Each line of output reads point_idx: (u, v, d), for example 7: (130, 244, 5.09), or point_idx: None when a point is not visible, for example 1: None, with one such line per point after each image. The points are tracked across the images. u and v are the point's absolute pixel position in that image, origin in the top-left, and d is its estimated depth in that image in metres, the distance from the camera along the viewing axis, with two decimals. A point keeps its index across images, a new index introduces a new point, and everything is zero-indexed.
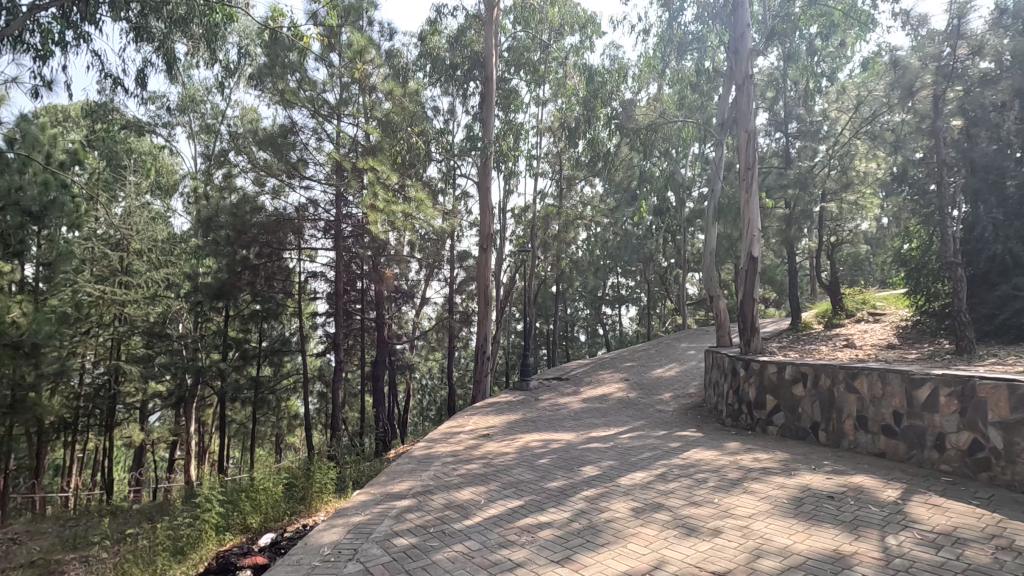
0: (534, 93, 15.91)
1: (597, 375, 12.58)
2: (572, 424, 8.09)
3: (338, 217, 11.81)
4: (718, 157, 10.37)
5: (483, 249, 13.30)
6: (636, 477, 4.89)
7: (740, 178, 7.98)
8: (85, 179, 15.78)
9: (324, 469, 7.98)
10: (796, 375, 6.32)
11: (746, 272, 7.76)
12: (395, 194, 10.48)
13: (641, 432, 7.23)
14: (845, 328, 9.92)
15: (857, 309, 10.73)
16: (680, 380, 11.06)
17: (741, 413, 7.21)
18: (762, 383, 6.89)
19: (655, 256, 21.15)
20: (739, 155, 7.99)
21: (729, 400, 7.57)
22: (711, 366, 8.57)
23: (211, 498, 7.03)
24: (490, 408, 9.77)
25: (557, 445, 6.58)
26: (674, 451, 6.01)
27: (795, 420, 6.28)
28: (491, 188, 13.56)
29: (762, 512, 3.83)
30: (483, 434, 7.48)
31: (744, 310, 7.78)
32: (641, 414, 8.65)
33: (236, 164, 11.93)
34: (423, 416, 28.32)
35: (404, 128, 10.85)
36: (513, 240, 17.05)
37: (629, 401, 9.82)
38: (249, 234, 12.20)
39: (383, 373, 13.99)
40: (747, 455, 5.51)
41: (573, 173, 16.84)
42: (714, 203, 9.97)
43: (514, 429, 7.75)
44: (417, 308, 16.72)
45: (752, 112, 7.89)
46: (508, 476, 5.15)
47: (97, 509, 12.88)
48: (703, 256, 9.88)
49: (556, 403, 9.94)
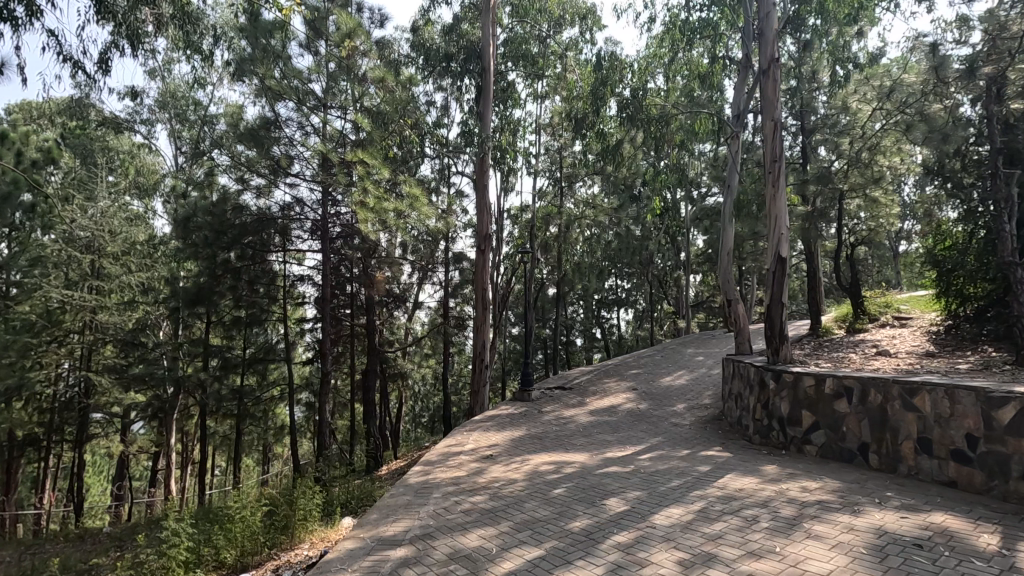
0: (531, 88, 15.21)
1: (602, 383, 11.89)
2: (582, 442, 7.36)
3: (325, 217, 11.03)
4: (734, 152, 9.42)
5: (481, 250, 12.55)
6: (673, 515, 4.16)
7: (764, 171, 7.24)
8: (59, 180, 14.97)
9: (309, 493, 7.22)
10: (838, 389, 5.64)
11: (774, 275, 7.10)
12: (386, 189, 9.76)
13: (661, 453, 6.52)
14: (870, 333, 9.29)
15: (881, 312, 10.11)
16: (692, 390, 10.37)
17: (773, 430, 6.51)
18: (795, 398, 6.22)
19: (654, 259, 20.52)
20: (764, 147, 7.22)
21: (756, 415, 6.88)
22: (733, 376, 7.88)
23: (181, 531, 6.21)
24: (491, 422, 9.01)
25: (571, 469, 5.85)
26: (705, 477, 5.28)
27: (839, 440, 5.61)
28: (489, 186, 12.84)
29: (845, 570, 3.11)
30: (486, 455, 6.72)
31: (771, 316, 7.11)
32: (657, 429, 7.95)
33: (217, 162, 11.12)
34: (416, 423, 27.45)
35: (397, 120, 9.98)
36: (510, 241, 16.34)
37: (640, 413, 9.12)
38: (228, 235, 11.36)
39: (375, 382, 13.18)
40: (794, 484, 4.79)
41: (574, 171, 16.17)
42: (731, 199, 9.27)
43: (520, 449, 7.00)
44: (410, 312, 15.91)
45: (779, 101, 7.18)
46: (522, 514, 4.41)
47: (63, 533, 11.88)
48: (719, 256, 9.18)
49: (562, 417, 9.20)
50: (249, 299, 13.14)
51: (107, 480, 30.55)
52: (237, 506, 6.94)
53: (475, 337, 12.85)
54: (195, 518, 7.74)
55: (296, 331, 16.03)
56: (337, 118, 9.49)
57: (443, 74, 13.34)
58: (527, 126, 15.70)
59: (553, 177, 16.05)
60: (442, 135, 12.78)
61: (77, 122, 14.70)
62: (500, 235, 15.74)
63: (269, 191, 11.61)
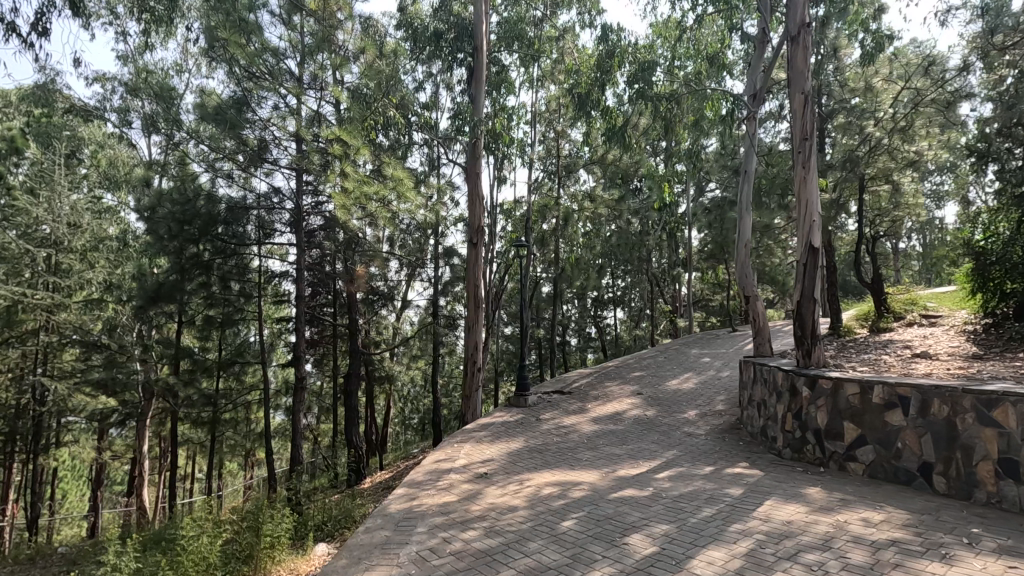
0: (527, 75, 14.32)
1: (604, 387, 11.05)
2: (588, 457, 6.51)
3: (299, 209, 9.99)
4: (749, 133, 8.55)
5: (473, 244, 11.71)
6: (716, 561, 3.34)
7: (793, 152, 6.41)
8: (24, 171, 13.96)
9: (276, 516, 6.36)
10: (890, 399, 4.85)
11: (804, 267, 6.29)
12: (367, 174, 8.87)
13: (682, 471, 5.68)
14: (898, 333, 8.51)
15: (905, 309, 9.38)
16: (703, 395, 9.55)
17: (808, 444, 5.72)
18: (834, 408, 5.41)
19: (653, 256, 19.73)
20: (794, 122, 6.39)
21: (785, 427, 6.09)
22: (756, 381, 7.08)
23: (120, 565, 5.23)
24: (485, 432, 8.12)
25: (580, 492, 5.00)
26: (741, 504, 4.45)
27: (891, 459, 4.82)
28: (481, 175, 11.97)
29: None
30: (480, 473, 5.87)
31: (801, 314, 6.30)
32: (670, 441, 7.13)
33: (186, 147, 10.08)
34: (405, 426, 26.48)
35: (382, 98, 9.10)
36: (504, 237, 15.46)
37: (649, 421, 8.30)
38: (195, 226, 10.40)
39: (357, 386, 12.29)
40: (853, 515, 3.98)
41: (572, 162, 15.30)
42: (750, 185, 8.43)
43: (519, 466, 6.14)
44: (398, 311, 14.98)
45: (810, 69, 6.36)
46: (527, 558, 3.56)
47: (13, 553, 10.76)
48: (735, 248, 8.35)
49: (563, 426, 8.35)
50: (221, 297, 12.21)
51: (83, 487, 29.22)
52: (191, 529, 6.08)
53: (467, 337, 11.97)
54: (146, 548, 6.73)
55: (275, 332, 15.05)
56: (316, 96, 8.57)
57: (431, 54, 12.25)
58: (521, 115, 14.77)
59: (548, 169, 15.11)
60: (432, 122, 11.85)
61: (42, 110, 13.63)
62: (493, 230, 14.84)
63: (242, 179, 10.67)
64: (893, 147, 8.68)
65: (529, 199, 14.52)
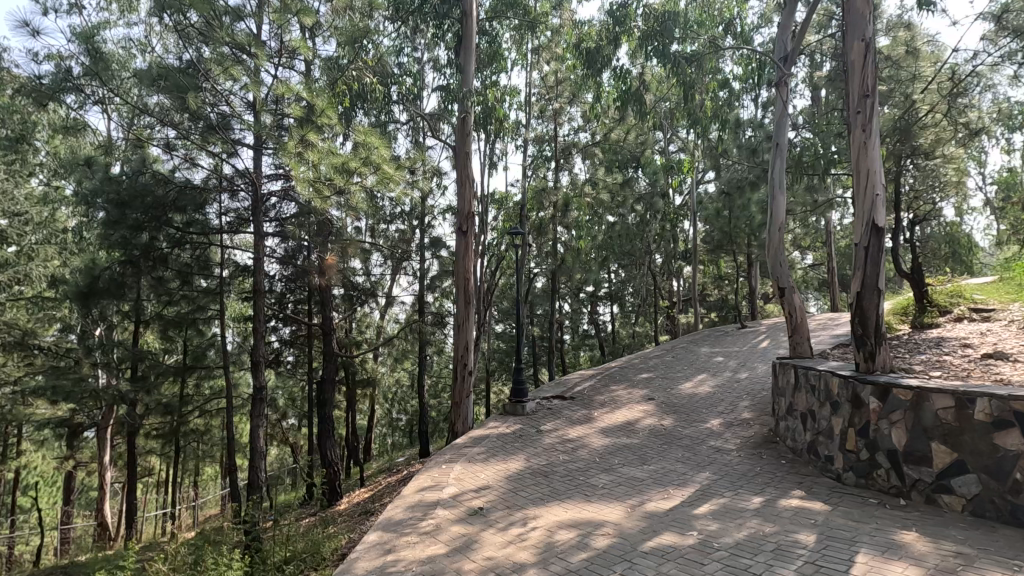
0: (521, 51, 13.15)
1: (609, 392, 9.94)
2: (605, 482, 5.39)
3: (257, 195, 8.46)
4: (782, 100, 7.36)
5: (462, 232, 10.51)
6: None
7: (848, 113, 5.31)
8: None
9: (224, 551, 5.14)
10: (1003, 416, 3.75)
11: (866, 252, 5.19)
12: (339, 147, 7.57)
13: (725, 505, 4.56)
14: (948, 330, 7.47)
15: (951, 303, 8.35)
16: (724, 401, 8.45)
17: (881, 470, 4.62)
18: (917, 425, 4.32)
19: (652, 248, 18.64)
20: (851, 79, 5.28)
21: (846, 446, 5.00)
22: (801, 389, 5.99)
23: None
24: (479, 448, 6.92)
25: (604, 540, 3.87)
26: (826, 562, 3.33)
27: (1006, 493, 3.73)
28: (473, 156, 10.74)
29: None
30: (475, 508, 4.72)
31: (862, 308, 5.21)
32: (699, 459, 6.03)
33: (146, 128, 8.70)
34: (392, 428, 25.20)
35: (355, 57, 7.88)
36: (496, 228, 14.28)
37: (668, 433, 7.20)
38: (136, 208, 8.88)
39: (333, 391, 11.01)
40: None
41: (570, 144, 14.15)
42: (784, 162, 7.31)
43: (522, 498, 4.99)
44: (381, 308, 13.75)
45: (872, 13, 5.24)
46: None
47: None
48: (767, 234, 7.25)
49: (569, 439, 7.21)
50: (180, 293, 11.07)
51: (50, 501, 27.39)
52: (119, 559, 4.83)
53: (456, 338, 10.74)
54: None
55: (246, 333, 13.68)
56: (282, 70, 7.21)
57: (415, 23, 10.94)
58: (515, 96, 13.60)
59: (544, 153, 13.92)
60: (415, 94, 10.60)
61: None
62: (484, 219, 13.62)
63: (203, 160, 9.42)
64: (943, 116, 7.71)
65: (523, 185, 13.30)
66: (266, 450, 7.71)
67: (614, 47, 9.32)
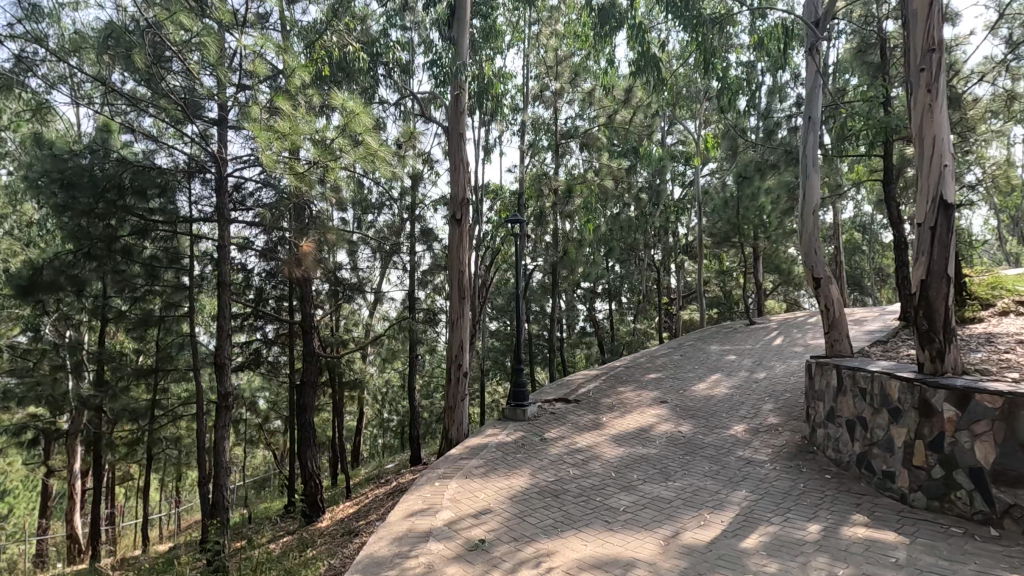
0: (517, 29, 12.37)
1: (616, 394, 9.16)
2: (626, 504, 4.62)
3: (224, 177, 7.53)
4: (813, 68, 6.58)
5: (455, 221, 9.66)
6: None
7: (908, 70, 4.56)
8: None
9: None
10: None
11: (932, 233, 4.43)
12: (319, 120, 6.63)
13: (778, 536, 3.77)
14: (996, 324, 6.75)
15: (993, 296, 7.64)
16: (744, 403, 7.70)
17: (962, 491, 3.87)
18: (1010, 439, 3.56)
19: (653, 241, 17.92)
20: (910, 30, 4.53)
21: (912, 460, 4.25)
22: (845, 391, 5.24)
23: None
24: (477, 461, 6.10)
25: None
26: None
27: None
28: (467, 138, 9.90)
29: None
30: (476, 541, 3.91)
31: (928, 299, 4.44)
32: (731, 474, 5.25)
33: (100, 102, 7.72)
34: (383, 429, 24.34)
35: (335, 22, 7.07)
36: (492, 218, 13.43)
37: (688, 441, 6.43)
38: (84, 192, 7.87)
39: (313, 394, 10.11)
40: None
41: (570, 129, 13.36)
42: (816, 138, 6.54)
43: (532, 526, 4.18)
44: (370, 304, 12.88)
45: None
46: None
47: None
48: (798, 218, 6.50)
49: (578, 449, 6.41)
50: (146, 287, 10.11)
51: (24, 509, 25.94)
52: None
53: (451, 337, 9.91)
54: None
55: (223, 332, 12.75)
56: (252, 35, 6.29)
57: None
58: (512, 79, 12.83)
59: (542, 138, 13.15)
60: (405, 71, 9.77)
61: None
62: (479, 209, 12.80)
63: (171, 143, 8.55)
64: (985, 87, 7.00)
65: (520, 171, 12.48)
66: (231, 465, 6.82)
67: (628, 10, 8.46)
